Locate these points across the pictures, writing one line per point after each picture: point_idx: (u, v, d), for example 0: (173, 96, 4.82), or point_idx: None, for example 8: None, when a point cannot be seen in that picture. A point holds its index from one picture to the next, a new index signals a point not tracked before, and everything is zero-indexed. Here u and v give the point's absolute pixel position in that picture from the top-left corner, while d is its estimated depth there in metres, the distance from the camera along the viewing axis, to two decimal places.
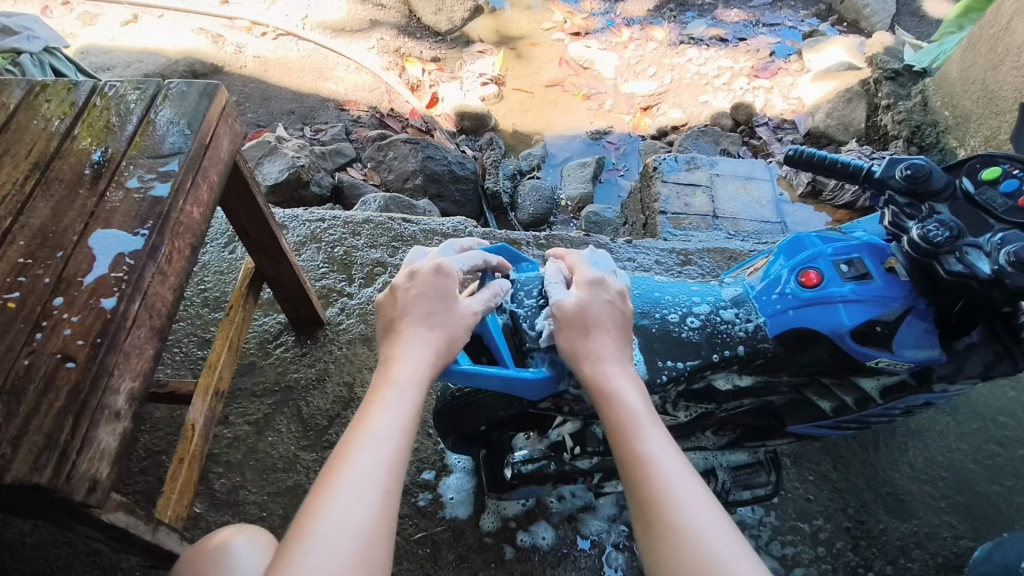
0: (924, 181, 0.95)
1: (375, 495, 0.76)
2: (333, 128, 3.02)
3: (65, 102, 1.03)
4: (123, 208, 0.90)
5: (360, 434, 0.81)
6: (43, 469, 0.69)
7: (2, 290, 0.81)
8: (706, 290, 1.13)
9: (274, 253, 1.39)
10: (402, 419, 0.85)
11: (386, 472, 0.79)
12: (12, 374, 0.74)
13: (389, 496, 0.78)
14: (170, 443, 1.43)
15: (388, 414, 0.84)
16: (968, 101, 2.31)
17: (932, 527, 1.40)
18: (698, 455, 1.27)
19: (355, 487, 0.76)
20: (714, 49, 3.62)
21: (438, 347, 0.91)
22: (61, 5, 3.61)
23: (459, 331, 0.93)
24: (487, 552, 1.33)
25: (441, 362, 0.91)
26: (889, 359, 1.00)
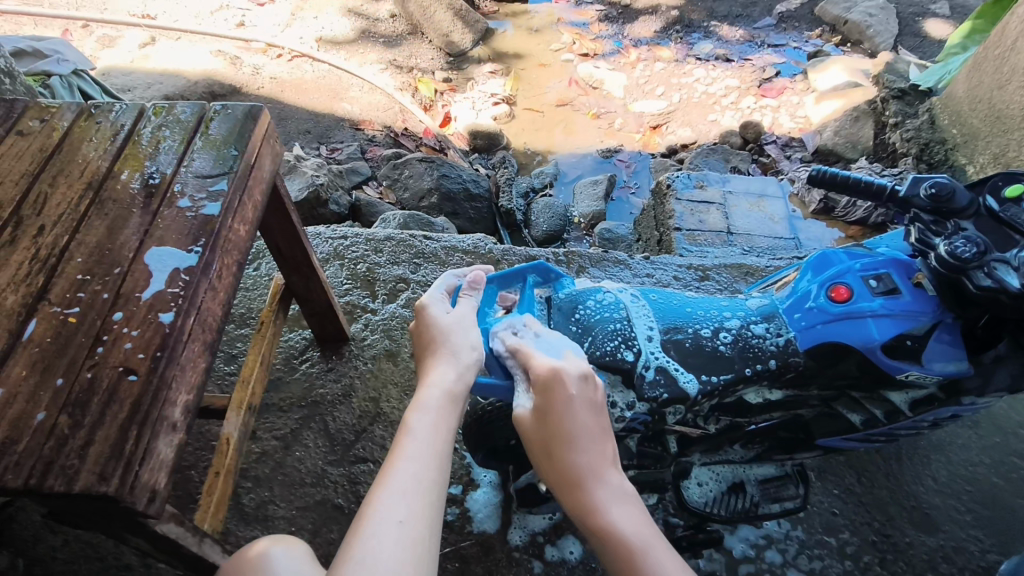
0: (948, 199, 0.97)
1: (392, 529, 0.74)
2: (349, 147, 3.07)
3: (113, 125, 1.07)
4: (176, 226, 0.93)
5: (382, 478, 0.81)
6: (111, 479, 0.70)
7: (63, 306, 0.83)
8: (736, 304, 1.16)
9: (305, 272, 1.42)
10: (426, 451, 0.84)
11: (405, 505, 0.77)
12: (77, 387, 0.77)
13: (409, 525, 0.76)
14: (199, 458, 1.44)
15: (408, 455, 0.84)
16: (976, 119, 2.36)
17: (958, 541, 1.41)
18: (726, 468, 1.31)
19: (376, 525, 0.74)
20: (721, 69, 3.69)
21: (455, 378, 0.95)
22: (81, 28, 3.70)
23: (462, 350, 0.98)
24: (517, 566, 1.33)
25: (458, 394, 0.94)
26: (918, 372, 1.02)
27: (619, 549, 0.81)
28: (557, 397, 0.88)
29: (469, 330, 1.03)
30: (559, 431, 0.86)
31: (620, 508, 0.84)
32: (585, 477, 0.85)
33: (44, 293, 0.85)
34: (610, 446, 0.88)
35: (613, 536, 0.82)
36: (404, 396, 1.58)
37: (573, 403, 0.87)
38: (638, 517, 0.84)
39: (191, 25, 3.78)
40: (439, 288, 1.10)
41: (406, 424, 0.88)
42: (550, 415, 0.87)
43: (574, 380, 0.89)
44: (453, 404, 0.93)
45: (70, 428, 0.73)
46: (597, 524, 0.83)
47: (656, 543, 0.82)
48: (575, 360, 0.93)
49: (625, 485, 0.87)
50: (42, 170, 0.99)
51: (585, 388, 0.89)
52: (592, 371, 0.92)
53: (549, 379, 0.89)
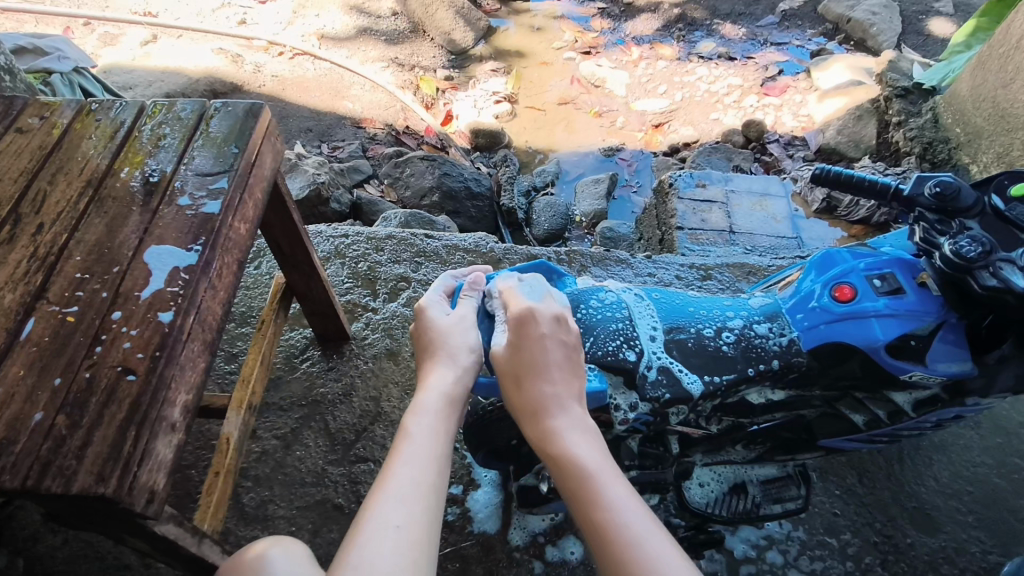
0: (953, 198, 0.97)
1: (389, 534, 0.74)
2: (350, 146, 3.06)
3: (113, 123, 1.06)
4: (176, 224, 0.93)
5: (379, 483, 0.80)
6: (109, 480, 0.70)
7: (62, 305, 0.83)
8: (739, 304, 1.15)
9: (306, 270, 1.41)
10: (423, 455, 0.84)
11: (402, 510, 0.77)
12: (75, 387, 0.76)
13: (407, 530, 0.75)
14: (199, 457, 1.44)
15: (405, 460, 0.83)
16: (980, 118, 2.34)
17: (960, 542, 1.41)
18: (728, 469, 1.30)
19: (373, 531, 0.74)
20: (724, 67, 3.68)
21: (453, 381, 0.94)
22: (83, 26, 3.70)
23: (460, 353, 0.98)
24: (518, 566, 1.32)
25: (457, 396, 0.94)
26: (922, 373, 1.01)
27: (572, 476, 0.80)
28: (528, 333, 0.90)
29: (469, 332, 1.01)
30: (527, 360, 0.89)
31: (577, 439, 0.84)
32: (548, 406, 0.86)
33: (43, 292, 0.84)
34: (577, 381, 0.89)
35: (568, 462, 0.81)
36: (404, 395, 1.57)
37: (544, 338, 0.90)
38: (596, 451, 0.83)
39: (193, 23, 3.78)
40: (438, 290, 1.09)
41: (404, 428, 0.88)
42: (520, 347, 0.90)
43: (547, 321, 0.91)
44: (451, 406, 0.92)
45: (69, 428, 0.73)
46: (555, 451, 0.83)
47: (612, 477, 0.80)
48: (553, 304, 0.95)
49: (588, 421, 0.87)
50: (41, 168, 0.99)
51: (558, 330, 0.91)
52: (569, 316, 0.94)
53: (522, 316, 0.92)
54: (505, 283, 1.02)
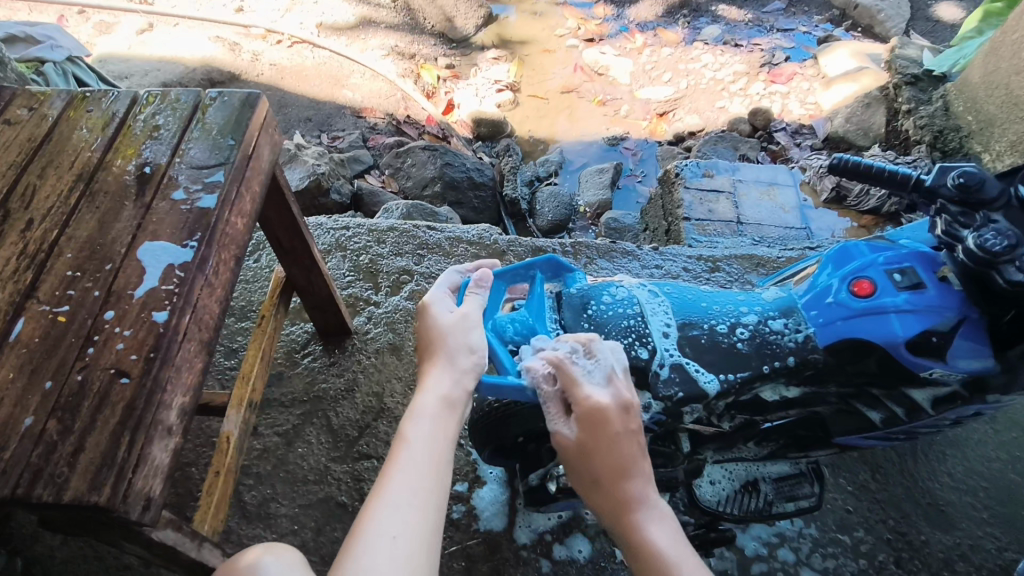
0: (976, 188, 0.91)
1: (385, 545, 0.71)
2: (351, 135, 3.02)
3: (106, 113, 1.03)
4: (171, 219, 0.90)
5: (375, 492, 0.77)
6: (103, 488, 0.67)
7: (53, 304, 0.80)
8: (753, 298, 1.12)
9: (306, 264, 1.38)
10: (420, 462, 0.81)
11: (399, 520, 0.74)
12: (66, 391, 0.73)
13: (403, 540, 0.72)
14: (199, 455, 1.42)
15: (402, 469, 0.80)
16: (993, 105, 2.30)
17: (974, 539, 1.38)
18: (740, 466, 1.27)
19: (368, 541, 0.71)
20: (729, 54, 3.61)
21: (454, 384, 0.92)
22: (78, 14, 3.64)
23: (460, 353, 0.94)
24: (525, 565, 1.30)
25: (456, 399, 0.91)
26: (942, 370, 0.97)
27: (656, 571, 0.83)
28: (602, 435, 0.87)
29: (470, 331, 0.97)
30: (603, 462, 0.87)
31: (662, 530, 0.86)
32: (630, 501, 0.87)
33: (33, 290, 0.81)
34: (650, 468, 0.89)
35: (650, 558, 0.84)
36: (408, 390, 1.54)
37: (619, 439, 0.87)
38: (676, 539, 0.86)
39: (190, 11, 3.72)
40: (443, 286, 1.05)
41: (402, 434, 0.85)
42: (594, 448, 0.87)
43: (617, 414, 0.88)
44: (451, 409, 0.89)
45: (60, 434, 0.70)
46: (639, 547, 0.85)
47: (696, 569, 0.83)
48: (616, 384, 0.90)
49: (664, 505, 0.89)
50: (31, 161, 0.95)
51: (628, 420, 0.88)
52: (635, 400, 0.90)
53: (590, 412, 0.87)
54: (567, 339, 0.95)
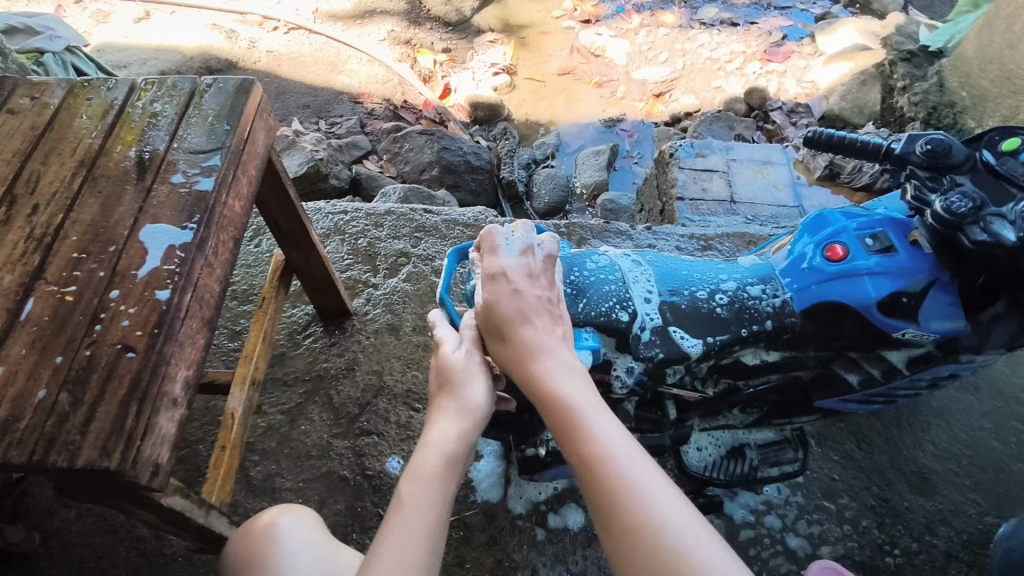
0: (944, 154, 0.95)
1: None
2: (348, 121, 3.04)
3: (105, 101, 1.06)
4: (170, 203, 0.93)
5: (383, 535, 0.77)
6: (112, 454, 0.72)
7: (60, 285, 0.84)
8: (732, 266, 1.14)
9: (305, 247, 1.41)
10: (426, 501, 0.80)
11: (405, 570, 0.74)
12: (76, 364, 0.78)
13: None
14: (206, 432, 1.47)
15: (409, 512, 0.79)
16: (986, 80, 2.31)
17: (956, 504, 1.42)
18: (726, 433, 1.29)
19: None
20: (726, 33, 3.60)
21: (469, 419, 0.88)
22: (75, 4, 3.65)
23: (468, 400, 0.89)
24: (520, 533, 1.35)
25: (472, 434, 0.88)
26: (916, 330, 1.01)
27: (578, 437, 0.72)
28: (513, 309, 0.84)
29: (477, 377, 0.91)
30: (504, 315, 0.84)
31: (567, 377, 0.78)
32: (535, 351, 0.81)
33: (41, 272, 0.85)
34: (561, 329, 0.84)
35: (575, 424, 0.73)
36: (407, 368, 1.59)
37: (520, 296, 0.85)
38: (585, 386, 0.78)
39: None
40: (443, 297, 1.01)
41: (399, 497, 0.82)
42: (497, 305, 0.85)
43: (531, 294, 0.85)
44: (452, 467, 0.85)
45: (71, 405, 0.75)
46: (541, 394, 0.78)
47: (601, 414, 0.75)
48: (530, 255, 0.89)
49: (574, 360, 0.81)
50: (35, 149, 0.99)
51: (533, 285, 0.86)
52: (547, 272, 0.89)
53: (496, 274, 0.87)
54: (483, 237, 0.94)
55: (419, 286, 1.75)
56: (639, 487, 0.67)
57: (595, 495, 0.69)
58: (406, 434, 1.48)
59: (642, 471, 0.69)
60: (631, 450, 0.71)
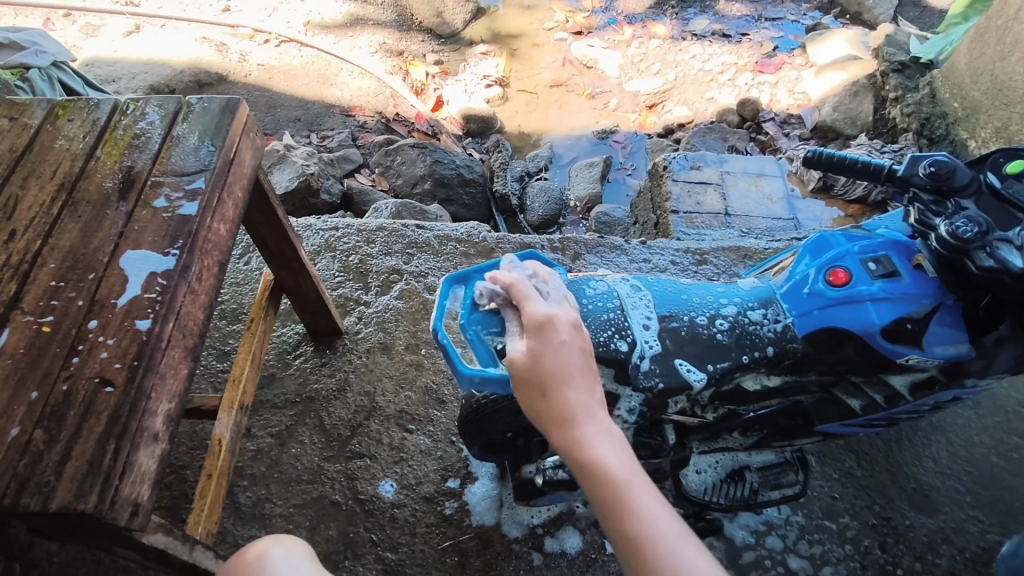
0: (947, 177, 0.94)
1: None
2: (340, 134, 3.02)
3: (87, 121, 1.03)
4: (153, 227, 0.90)
5: None
6: (89, 496, 0.69)
7: (37, 315, 0.81)
8: (732, 289, 1.12)
9: (294, 266, 1.39)
10: None
11: None
12: (52, 400, 0.74)
13: None
14: (193, 457, 1.43)
15: None
16: (977, 92, 2.31)
17: (958, 522, 1.40)
18: (725, 456, 1.29)
19: None
20: (718, 45, 3.60)
21: None
22: (64, 17, 3.63)
23: None
24: (516, 559, 1.32)
25: None
26: (919, 356, 1.00)
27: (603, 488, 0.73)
28: (550, 340, 0.79)
29: None
30: (548, 366, 0.78)
31: (609, 444, 0.76)
32: (582, 417, 0.77)
33: (17, 300, 0.82)
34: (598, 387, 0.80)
35: (598, 473, 0.74)
36: (399, 389, 1.56)
37: (563, 346, 0.79)
38: (630, 459, 0.76)
39: (175, 12, 3.71)
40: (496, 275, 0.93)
41: None
42: (542, 354, 0.79)
43: (566, 328, 0.81)
44: None
45: (46, 443, 0.72)
46: (587, 463, 0.75)
47: (647, 491, 0.74)
48: (567, 306, 0.85)
49: (616, 427, 0.79)
50: (12, 172, 0.96)
51: (578, 338, 0.82)
52: (582, 321, 0.84)
53: (540, 324, 0.80)
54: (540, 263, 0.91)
55: (411, 303, 1.73)
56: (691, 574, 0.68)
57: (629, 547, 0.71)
58: (399, 455, 1.45)
59: (686, 555, 0.69)
60: (675, 531, 0.72)
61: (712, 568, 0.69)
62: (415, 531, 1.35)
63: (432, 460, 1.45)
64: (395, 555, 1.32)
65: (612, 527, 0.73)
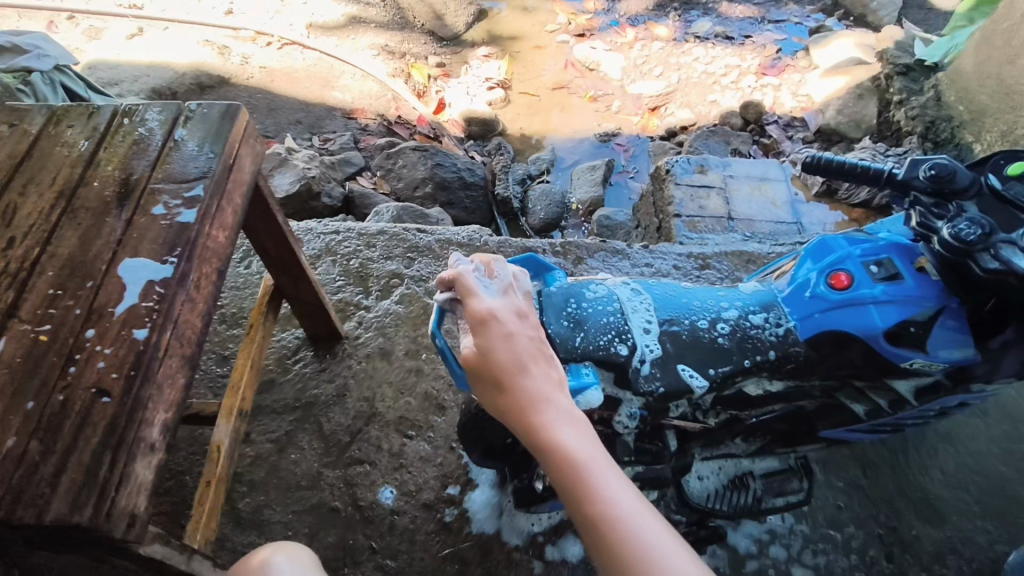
0: (949, 179, 0.93)
1: None
2: (342, 137, 3.02)
3: (87, 127, 1.03)
4: (152, 235, 0.90)
5: None
6: (85, 508, 0.68)
7: (34, 324, 0.80)
8: (733, 293, 1.11)
9: (294, 271, 1.38)
10: None
11: None
12: (47, 411, 0.74)
13: None
14: (193, 463, 1.42)
15: None
16: (984, 96, 2.30)
17: (965, 532, 1.39)
18: (728, 462, 1.27)
19: None
20: (721, 47, 3.59)
21: None
22: (66, 19, 3.64)
23: None
24: (517, 567, 1.31)
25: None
26: (924, 360, 0.98)
27: (564, 473, 0.68)
28: (496, 334, 0.77)
29: None
30: (499, 359, 0.75)
31: (571, 429, 0.71)
32: (534, 400, 0.73)
33: (14, 309, 0.82)
34: (556, 372, 0.76)
35: (559, 458, 0.69)
36: (399, 395, 1.55)
37: (513, 337, 0.76)
38: (589, 438, 0.71)
39: (178, 14, 3.71)
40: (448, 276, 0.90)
41: None
42: (490, 348, 0.76)
43: (511, 318, 0.78)
44: None
45: (42, 454, 0.71)
46: (541, 449, 0.70)
47: (608, 470, 0.69)
48: (514, 295, 0.82)
49: (575, 408, 0.74)
50: (10, 179, 0.95)
51: (524, 325, 0.78)
52: (532, 310, 0.81)
53: (483, 317, 0.78)
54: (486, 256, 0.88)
55: (412, 308, 1.72)
56: (657, 554, 0.63)
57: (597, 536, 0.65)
58: (398, 462, 1.44)
59: (656, 537, 0.64)
60: (642, 510, 0.66)
61: (682, 550, 0.63)
62: (416, 539, 1.34)
63: (433, 467, 1.44)
64: (395, 563, 1.31)
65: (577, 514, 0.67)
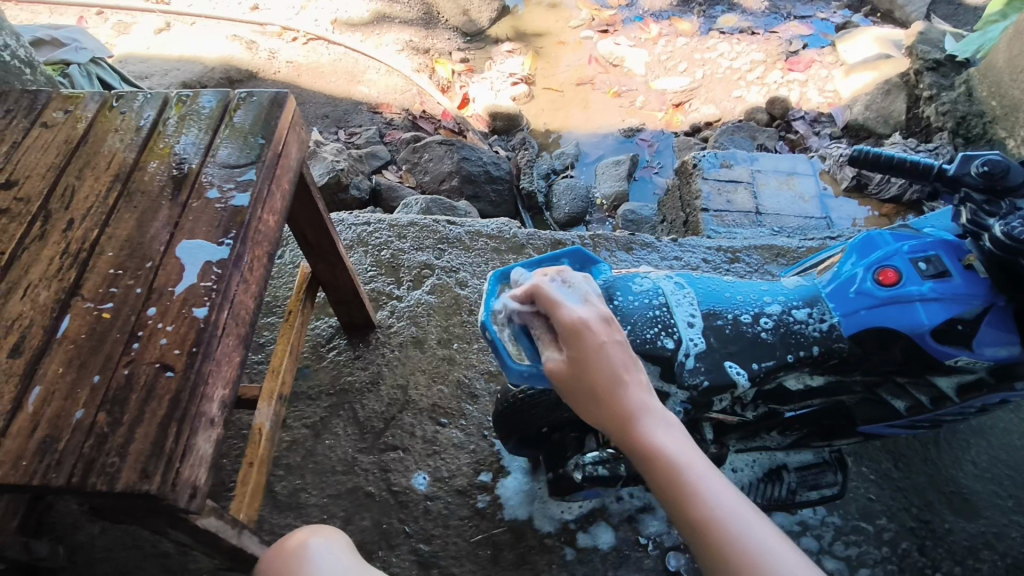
0: (1001, 176, 0.92)
1: None
2: (367, 131, 3.05)
3: (140, 114, 1.06)
4: (207, 217, 0.92)
5: None
6: (153, 476, 0.70)
7: (96, 301, 0.83)
8: (776, 287, 1.11)
9: (331, 259, 1.40)
10: None
11: None
12: (114, 384, 0.76)
13: None
14: (231, 446, 1.45)
15: None
16: (1017, 91, 2.27)
17: (999, 527, 1.38)
18: (762, 454, 1.28)
19: None
20: (746, 43, 3.57)
21: None
22: (97, 15, 3.71)
23: None
24: (549, 553, 1.32)
25: None
26: (969, 358, 0.98)
27: (667, 479, 0.71)
28: (588, 344, 0.78)
29: None
30: (593, 369, 0.77)
31: (668, 435, 0.74)
32: (631, 408, 0.75)
33: (77, 288, 0.84)
34: (648, 378, 0.78)
35: (660, 463, 0.71)
36: (432, 382, 1.57)
37: (606, 346, 0.77)
38: (688, 445, 0.73)
39: (206, 10, 3.76)
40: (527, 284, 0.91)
41: None
42: (583, 358, 0.77)
43: (601, 326, 0.79)
44: None
45: (110, 425, 0.73)
46: (646, 456, 0.72)
47: (709, 473, 0.71)
48: (598, 303, 0.83)
49: (670, 414, 0.76)
50: (68, 163, 0.98)
51: (613, 332, 0.79)
52: (617, 316, 0.82)
53: (575, 326, 0.79)
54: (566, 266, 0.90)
55: (443, 298, 1.74)
56: (763, 555, 0.65)
57: (704, 539, 0.68)
58: (432, 448, 1.46)
59: (763, 538, 0.66)
60: (747, 513, 0.69)
61: (789, 548, 0.66)
62: (449, 524, 1.36)
63: (465, 454, 1.45)
64: (429, 547, 1.33)
65: (682, 517, 0.70)
